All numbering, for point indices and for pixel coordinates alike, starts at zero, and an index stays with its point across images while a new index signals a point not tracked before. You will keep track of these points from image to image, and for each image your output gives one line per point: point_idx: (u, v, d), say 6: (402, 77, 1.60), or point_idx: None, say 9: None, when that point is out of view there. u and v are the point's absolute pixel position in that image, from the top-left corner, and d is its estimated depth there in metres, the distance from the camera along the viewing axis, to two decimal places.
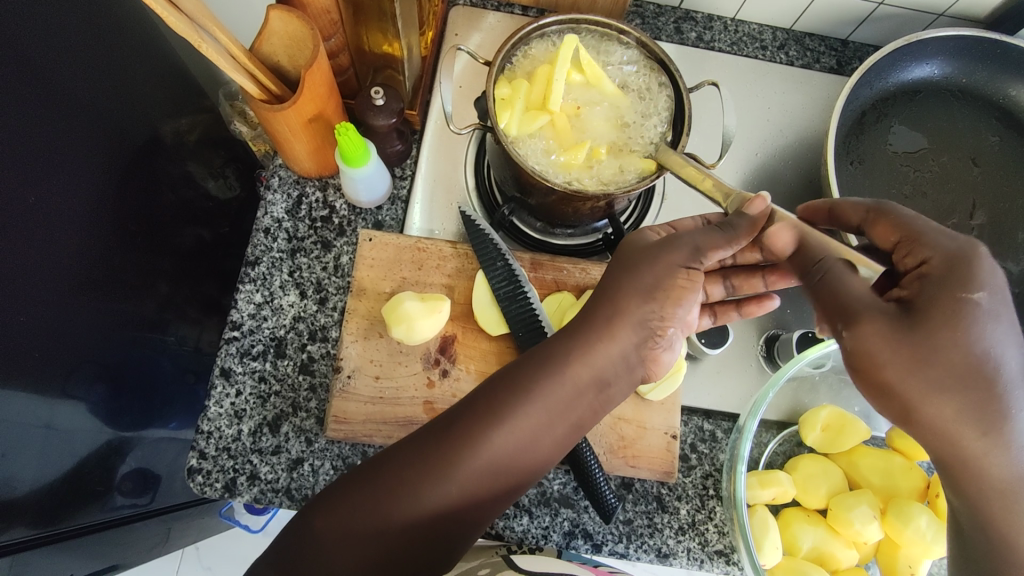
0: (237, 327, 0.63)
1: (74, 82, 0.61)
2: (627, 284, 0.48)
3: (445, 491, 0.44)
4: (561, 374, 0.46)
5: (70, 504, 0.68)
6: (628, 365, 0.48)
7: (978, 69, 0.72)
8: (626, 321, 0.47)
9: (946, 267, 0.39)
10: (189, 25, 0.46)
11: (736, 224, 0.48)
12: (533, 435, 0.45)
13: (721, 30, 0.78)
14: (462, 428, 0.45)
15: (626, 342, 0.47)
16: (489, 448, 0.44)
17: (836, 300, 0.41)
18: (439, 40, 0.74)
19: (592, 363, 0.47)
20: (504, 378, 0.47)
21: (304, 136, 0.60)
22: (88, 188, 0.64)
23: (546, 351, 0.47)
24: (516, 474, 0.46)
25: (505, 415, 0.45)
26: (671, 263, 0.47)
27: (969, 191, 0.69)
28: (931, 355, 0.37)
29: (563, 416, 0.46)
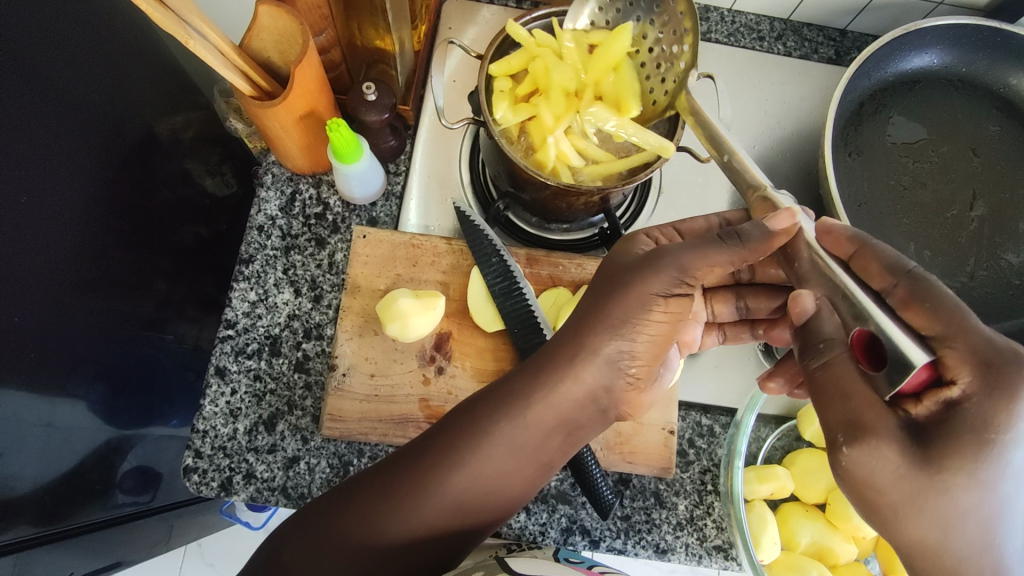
0: (232, 325, 0.63)
1: (68, 80, 0.60)
2: (595, 317, 0.47)
3: (410, 523, 0.44)
4: (522, 417, 0.45)
5: (71, 503, 0.68)
6: (597, 403, 0.47)
7: (978, 58, 0.71)
8: (593, 358, 0.46)
9: (985, 390, 0.36)
10: (176, 22, 0.46)
11: (745, 237, 0.46)
12: (501, 472, 0.45)
13: (717, 21, 0.78)
14: (426, 460, 0.45)
15: (595, 383, 0.46)
16: (452, 485, 0.44)
17: (838, 412, 0.40)
18: (432, 34, 0.74)
19: (558, 405, 0.46)
20: (468, 412, 0.46)
21: (296, 133, 0.59)
22: (85, 186, 0.63)
23: (507, 389, 0.46)
24: (485, 507, 0.46)
25: (468, 451, 0.45)
26: (644, 294, 0.46)
27: (968, 182, 0.68)
28: (936, 490, 0.37)
29: (529, 457, 0.46)
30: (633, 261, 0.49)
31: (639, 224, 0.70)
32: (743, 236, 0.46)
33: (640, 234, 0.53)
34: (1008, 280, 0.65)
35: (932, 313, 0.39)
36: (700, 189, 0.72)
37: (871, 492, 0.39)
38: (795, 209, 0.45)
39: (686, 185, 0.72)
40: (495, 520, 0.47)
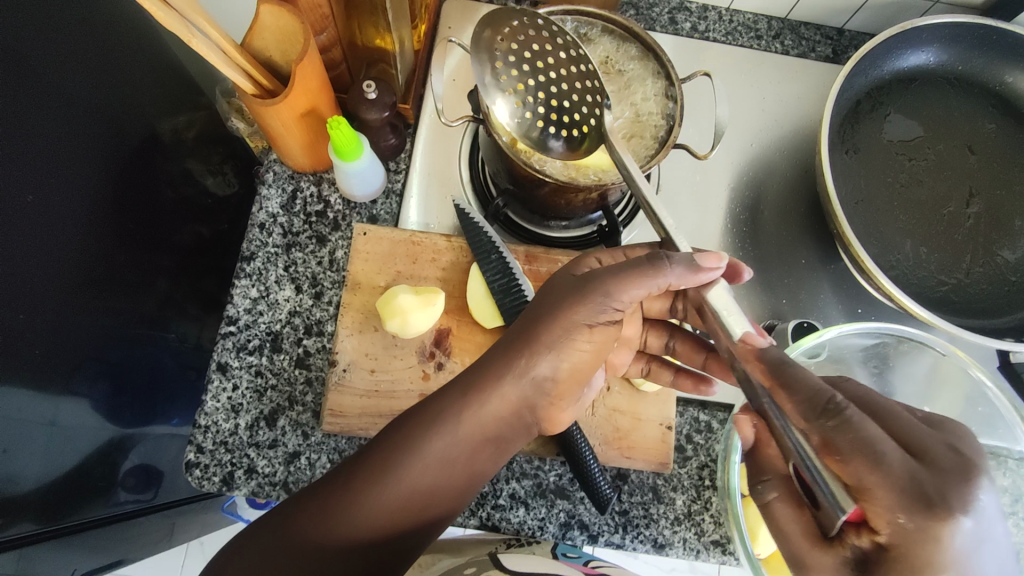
0: (234, 321, 0.64)
1: (70, 81, 0.61)
2: (525, 335, 0.48)
3: (350, 533, 0.42)
4: (456, 426, 0.46)
5: (74, 500, 0.69)
6: (518, 416, 0.48)
7: (975, 56, 0.72)
8: (512, 374, 0.47)
9: (904, 541, 0.34)
10: (180, 21, 0.46)
11: (671, 258, 0.48)
12: (439, 480, 0.46)
13: (716, 20, 0.78)
14: (366, 466, 0.44)
15: (521, 396, 0.47)
16: (394, 488, 0.44)
17: (783, 543, 0.42)
18: (432, 33, 0.74)
19: (484, 420, 0.46)
20: (402, 425, 0.46)
21: (297, 131, 0.60)
22: (88, 186, 0.64)
23: (436, 406, 0.46)
24: (425, 513, 0.45)
25: (402, 461, 0.44)
26: (575, 321, 0.47)
27: (965, 178, 0.69)
28: None
29: (460, 471, 0.47)
30: (570, 281, 0.50)
31: (637, 220, 0.70)
32: (673, 258, 0.48)
33: (590, 256, 0.54)
34: (1004, 276, 0.66)
35: (844, 464, 0.35)
36: (698, 186, 0.72)
37: None
38: (722, 255, 0.48)
39: (684, 182, 0.72)
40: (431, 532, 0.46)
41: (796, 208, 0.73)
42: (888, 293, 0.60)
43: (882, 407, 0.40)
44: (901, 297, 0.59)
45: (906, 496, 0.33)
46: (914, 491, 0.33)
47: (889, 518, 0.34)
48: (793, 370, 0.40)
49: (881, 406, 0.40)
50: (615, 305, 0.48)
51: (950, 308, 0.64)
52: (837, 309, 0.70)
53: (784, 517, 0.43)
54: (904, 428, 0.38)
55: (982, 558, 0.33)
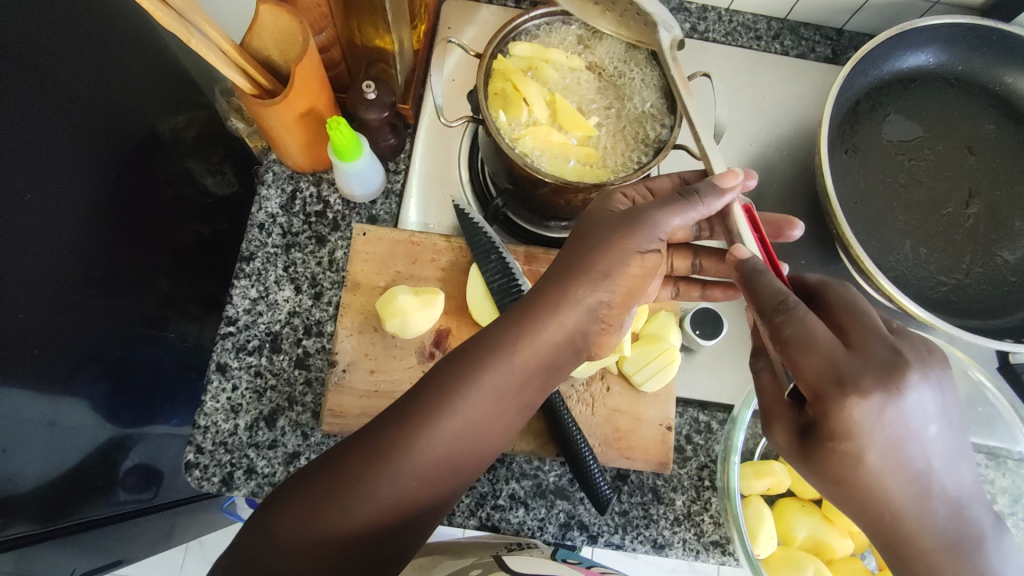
0: (233, 322, 0.63)
1: (69, 80, 0.61)
2: (575, 264, 0.48)
3: (400, 482, 0.43)
4: (509, 359, 0.46)
5: (74, 499, 0.69)
6: (575, 342, 0.49)
7: (975, 56, 0.72)
8: (570, 301, 0.47)
9: (820, 409, 0.39)
10: (178, 20, 0.46)
11: (701, 192, 0.48)
12: (486, 419, 0.46)
13: (715, 20, 0.78)
14: (404, 420, 0.44)
15: (575, 324, 0.48)
16: (429, 446, 0.44)
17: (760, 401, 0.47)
18: (432, 33, 0.74)
19: (541, 347, 0.47)
20: (446, 371, 0.46)
21: (296, 131, 0.60)
22: (88, 185, 0.64)
23: (489, 341, 0.47)
24: (465, 463, 0.46)
25: (457, 397, 0.45)
26: (626, 249, 0.47)
27: (964, 179, 0.69)
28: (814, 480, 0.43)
29: (510, 403, 0.47)
30: (610, 218, 0.49)
31: None
32: (698, 189, 0.48)
33: (617, 192, 0.53)
34: (1004, 277, 0.66)
35: (786, 346, 0.40)
36: None
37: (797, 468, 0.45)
38: (739, 169, 0.49)
39: None
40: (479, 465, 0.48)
41: (796, 207, 0.73)
42: (887, 293, 0.60)
43: (857, 307, 0.42)
44: (900, 297, 0.59)
45: (824, 374, 0.39)
46: (831, 369, 0.39)
47: (815, 389, 0.39)
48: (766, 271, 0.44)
49: (854, 307, 0.43)
50: (663, 237, 0.48)
51: (950, 309, 0.64)
52: None
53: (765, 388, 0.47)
54: (861, 326, 0.41)
55: (879, 430, 0.38)
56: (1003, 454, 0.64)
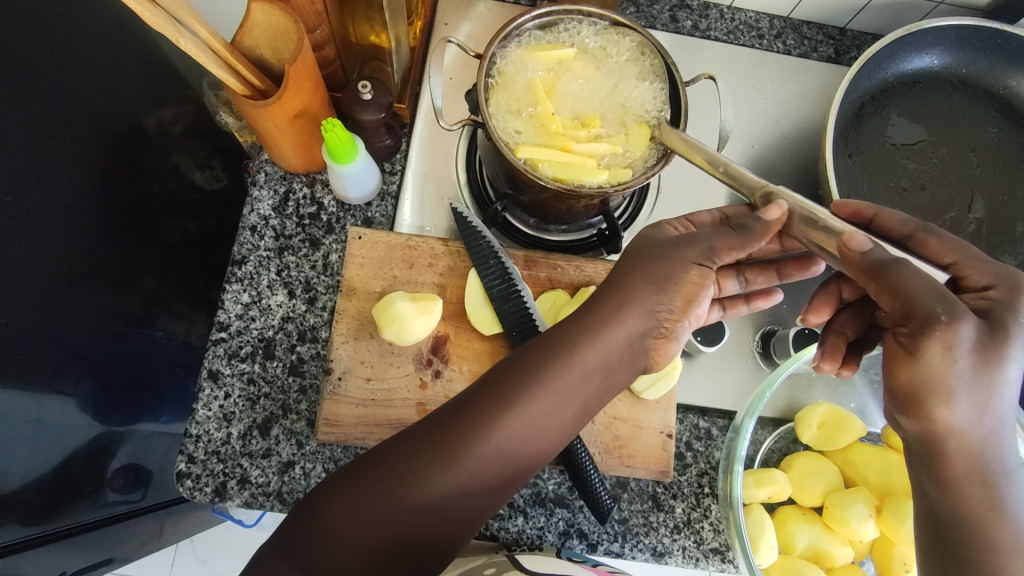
0: (225, 328, 0.62)
1: (50, 71, 0.58)
2: (639, 269, 0.46)
3: (452, 478, 0.43)
4: (566, 365, 0.44)
5: (60, 502, 0.67)
6: (636, 355, 0.47)
7: (979, 59, 0.71)
8: (635, 306, 0.45)
9: (1014, 298, 0.40)
10: (167, 20, 0.44)
11: (750, 227, 0.46)
12: (541, 420, 0.44)
13: (717, 18, 0.77)
14: (456, 424, 0.44)
15: (638, 328, 0.46)
16: (479, 452, 0.43)
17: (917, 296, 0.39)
18: (428, 29, 0.72)
19: (600, 351, 0.45)
20: (503, 379, 0.45)
21: (290, 132, 0.58)
22: (72, 180, 0.62)
23: (553, 339, 0.45)
24: (518, 467, 0.44)
25: (520, 397, 0.44)
26: (685, 258, 0.46)
27: (967, 184, 0.68)
28: (973, 375, 0.38)
29: (567, 406, 0.45)
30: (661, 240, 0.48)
31: (638, 224, 0.69)
32: (748, 225, 0.46)
33: (661, 222, 0.51)
34: None
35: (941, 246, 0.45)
36: (699, 188, 0.71)
37: (939, 369, 0.38)
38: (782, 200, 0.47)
39: (685, 184, 0.71)
40: (532, 471, 0.46)
41: None
42: None
43: None
44: None
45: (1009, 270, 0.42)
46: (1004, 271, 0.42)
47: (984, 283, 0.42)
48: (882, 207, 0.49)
49: None
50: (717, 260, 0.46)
51: None
52: None
53: (912, 277, 0.40)
54: None
55: None
56: None
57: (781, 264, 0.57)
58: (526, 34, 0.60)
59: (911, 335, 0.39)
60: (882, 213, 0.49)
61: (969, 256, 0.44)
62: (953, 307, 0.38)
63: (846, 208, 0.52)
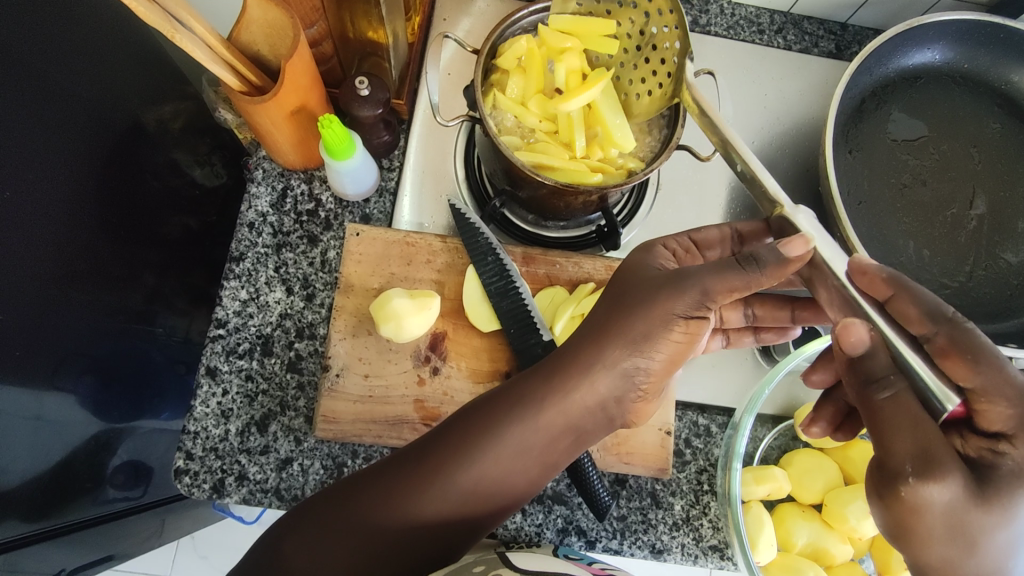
0: (223, 325, 0.62)
1: (49, 67, 0.58)
2: (614, 328, 0.46)
3: (421, 510, 0.44)
4: (535, 418, 0.45)
5: (59, 499, 0.67)
6: (606, 408, 0.47)
7: (981, 54, 0.70)
8: (606, 367, 0.45)
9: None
10: (163, 16, 0.44)
11: (761, 261, 0.43)
12: (512, 466, 0.46)
13: (717, 13, 0.76)
14: (425, 463, 0.45)
15: (608, 390, 0.46)
16: (443, 497, 0.44)
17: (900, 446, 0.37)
18: (426, 25, 0.72)
19: (569, 410, 0.46)
20: (471, 420, 0.46)
21: (287, 129, 0.58)
22: (71, 176, 0.62)
23: (525, 388, 0.46)
24: (488, 505, 0.46)
25: (492, 437, 0.45)
26: (667, 313, 0.44)
27: (969, 180, 0.68)
28: (944, 529, 0.36)
29: (538, 457, 0.47)
30: (652, 279, 0.46)
31: (637, 221, 0.69)
32: (761, 260, 0.43)
33: (657, 245, 0.50)
34: (1007, 280, 0.65)
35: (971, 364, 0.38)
36: (698, 185, 0.71)
37: (910, 521, 0.37)
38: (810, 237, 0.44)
39: (684, 181, 0.71)
40: (505, 509, 0.47)
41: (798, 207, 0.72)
42: None
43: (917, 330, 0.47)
44: None
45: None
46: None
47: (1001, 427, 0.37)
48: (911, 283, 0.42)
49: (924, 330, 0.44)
50: (712, 303, 0.44)
51: None
52: None
53: (897, 422, 0.38)
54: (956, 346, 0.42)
55: None
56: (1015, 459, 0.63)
57: (797, 305, 0.59)
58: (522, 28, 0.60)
59: (881, 483, 0.38)
60: (899, 299, 0.42)
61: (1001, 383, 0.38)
62: (927, 465, 0.36)
63: (857, 268, 0.45)
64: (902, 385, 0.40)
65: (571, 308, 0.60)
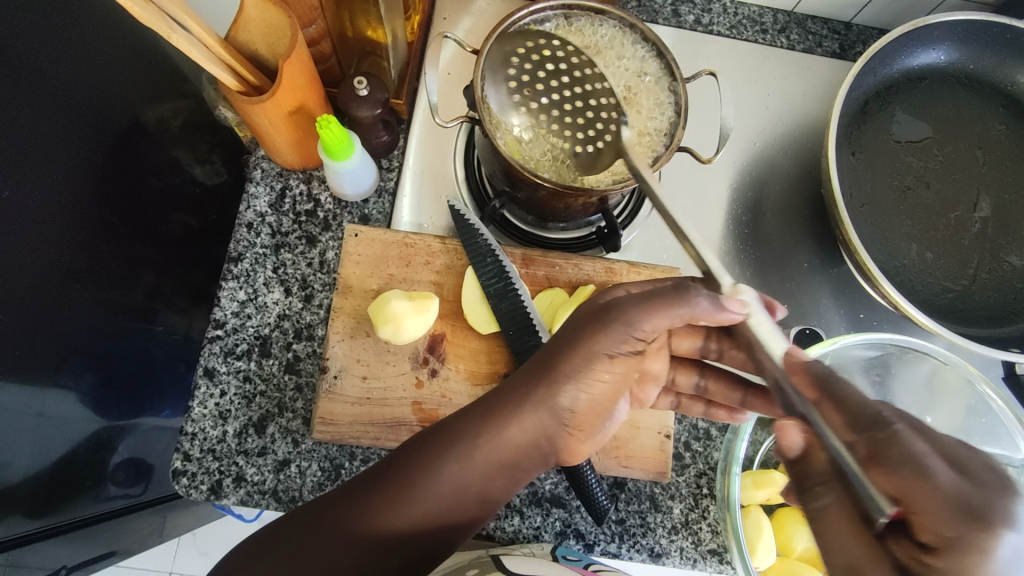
0: (221, 325, 0.62)
1: (48, 65, 0.58)
2: (546, 362, 0.47)
3: (360, 546, 0.43)
4: (470, 454, 0.45)
5: (59, 497, 0.67)
6: (539, 442, 0.47)
7: (987, 55, 0.70)
8: (533, 404, 0.46)
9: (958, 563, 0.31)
10: (159, 15, 0.44)
11: (688, 292, 0.44)
12: (451, 501, 0.45)
13: (719, 13, 0.76)
14: (366, 494, 0.44)
15: (539, 426, 0.46)
16: (383, 529, 0.44)
17: (841, 553, 0.35)
18: (426, 23, 0.71)
19: (502, 448, 0.46)
20: (410, 456, 0.46)
21: (285, 129, 0.58)
22: (71, 175, 0.61)
23: (462, 423, 0.46)
24: (427, 543, 0.45)
25: (430, 473, 0.45)
26: (592, 351, 0.45)
27: (973, 181, 0.67)
28: None
29: (477, 493, 0.46)
30: (586, 317, 0.47)
31: (637, 221, 0.68)
32: (698, 289, 0.44)
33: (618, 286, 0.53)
34: (1011, 284, 0.65)
35: (887, 472, 0.33)
36: (699, 187, 0.70)
37: None
38: (742, 287, 0.43)
39: (686, 182, 0.70)
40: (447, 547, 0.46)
41: (799, 208, 0.71)
42: (894, 302, 0.58)
43: None
44: (905, 304, 0.58)
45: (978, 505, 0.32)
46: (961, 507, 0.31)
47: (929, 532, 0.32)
48: (836, 383, 0.38)
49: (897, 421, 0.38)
50: (638, 334, 0.46)
51: (955, 316, 0.63)
52: (839, 316, 0.69)
53: (828, 525, 0.37)
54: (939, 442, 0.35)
55: None
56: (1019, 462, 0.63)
57: (750, 391, 0.58)
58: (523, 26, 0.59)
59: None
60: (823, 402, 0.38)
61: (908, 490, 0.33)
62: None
63: (789, 362, 0.41)
64: (831, 493, 0.37)
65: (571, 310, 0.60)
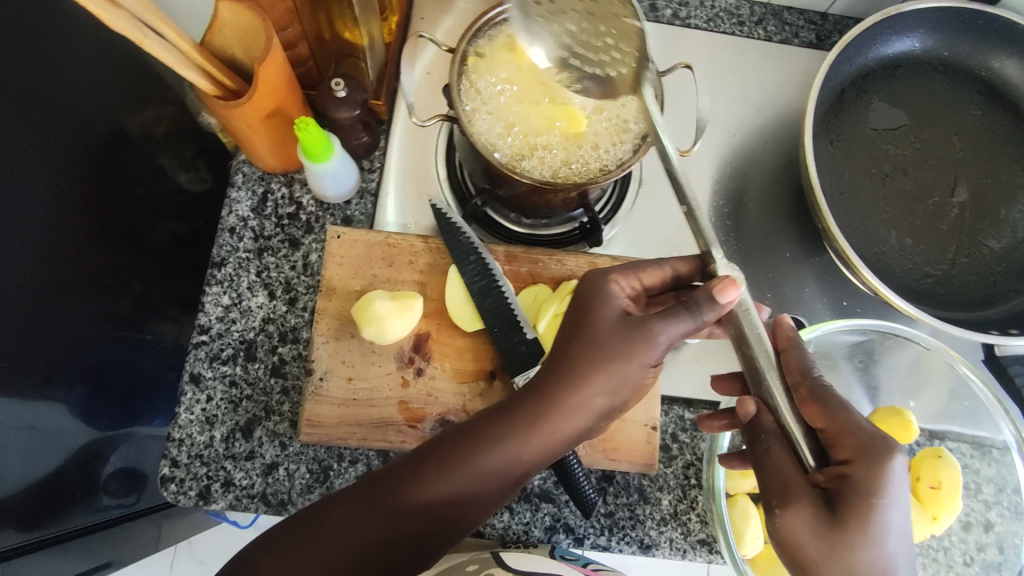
0: (206, 331, 0.62)
1: (28, 76, 0.57)
2: (604, 349, 0.47)
3: (399, 515, 0.44)
4: (522, 434, 0.46)
5: (52, 509, 0.67)
6: (590, 429, 0.48)
7: (961, 41, 0.70)
8: (593, 390, 0.46)
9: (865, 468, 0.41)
10: (131, 22, 0.44)
11: (702, 308, 0.45)
12: (501, 482, 0.46)
13: (697, 6, 0.76)
14: (407, 474, 0.45)
15: (595, 413, 0.47)
16: (423, 502, 0.45)
17: (774, 473, 0.44)
18: (405, 24, 0.71)
19: (555, 432, 0.46)
20: (457, 436, 0.46)
21: (263, 133, 0.58)
22: (54, 185, 0.61)
23: (519, 405, 0.47)
24: (463, 519, 0.46)
25: (479, 449, 0.45)
26: (644, 363, 0.46)
27: (951, 167, 0.68)
28: (832, 552, 0.40)
29: (525, 474, 0.47)
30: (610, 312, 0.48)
31: (619, 216, 0.69)
32: (701, 305, 0.45)
33: (611, 281, 0.49)
34: (991, 267, 0.65)
35: (823, 409, 0.45)
36: (680, 179, 0.71)
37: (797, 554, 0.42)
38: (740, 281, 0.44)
39: (667, 175, 0.71)
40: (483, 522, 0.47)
41: (781, 198, 0.72)
42: (873, 288, 0.59)
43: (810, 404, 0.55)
44: (884, 290, 0.58)
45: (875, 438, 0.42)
46: (871, 435, 0.43)
47: (851, 453, 0.42)
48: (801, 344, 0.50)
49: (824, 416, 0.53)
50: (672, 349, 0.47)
51: (936, 301, 0.64)
52: (823, 304, 0.69)
53: (776, 453, 0.44)
54: None
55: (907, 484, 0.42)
56: (1006, 444, 0.64)
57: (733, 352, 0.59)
58: (495, 28, 0.60)
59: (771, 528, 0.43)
60: (788, 353, 0.49)
61: (840, 424, 0.44)
62: (785, 496, 0.42)
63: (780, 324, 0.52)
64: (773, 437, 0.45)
65: (554, 306, 0.60)
